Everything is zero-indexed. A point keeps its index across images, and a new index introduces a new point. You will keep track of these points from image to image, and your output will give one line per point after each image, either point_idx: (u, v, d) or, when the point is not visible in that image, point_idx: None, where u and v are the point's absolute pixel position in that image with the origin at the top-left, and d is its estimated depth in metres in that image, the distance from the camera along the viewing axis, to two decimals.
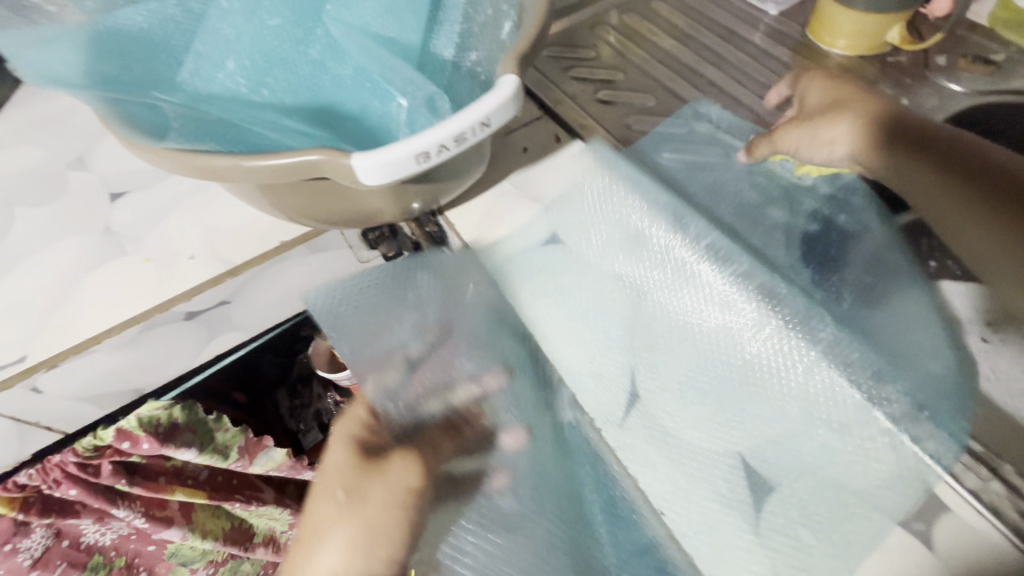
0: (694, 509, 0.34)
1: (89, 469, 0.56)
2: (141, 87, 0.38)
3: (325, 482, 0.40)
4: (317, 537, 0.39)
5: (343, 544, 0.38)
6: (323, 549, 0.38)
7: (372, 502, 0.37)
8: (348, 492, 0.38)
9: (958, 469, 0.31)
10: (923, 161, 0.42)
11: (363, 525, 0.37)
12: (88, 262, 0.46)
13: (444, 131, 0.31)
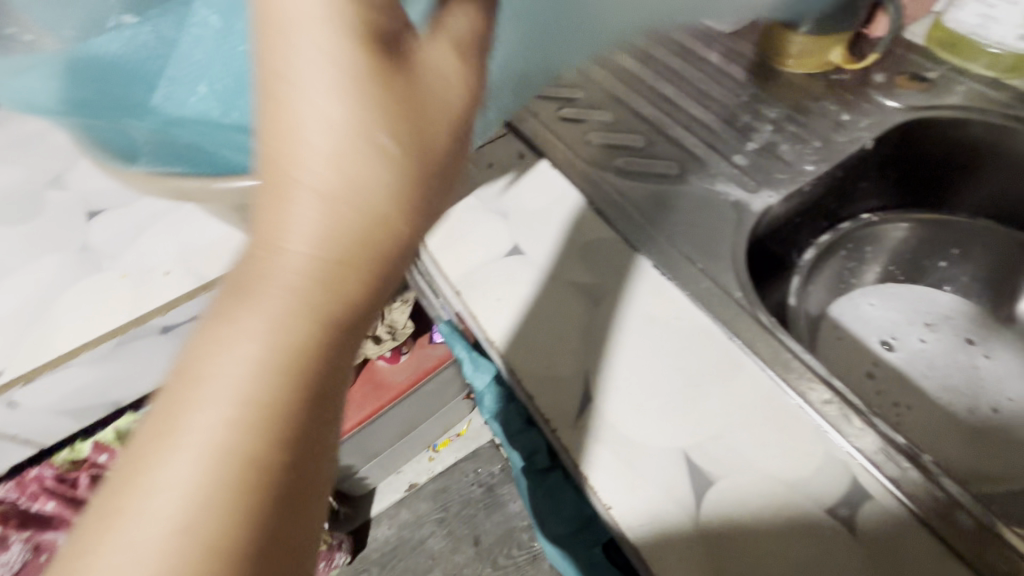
0: (644, 501, 0.35)
1: (66, 483, 0.57)
2: (115, 110, 0.41)
3: (299, 103, 0.26)
4: (275, 196, 0.26)
5: (345, 163, 0.26)
6: (290, 204, 0.26)
7: (359, 177, 0.26)
8: (343, 101, 0.26)
9: (881, 460, 0.34)
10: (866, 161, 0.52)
11: (329, 206, 0.26)
12: (64, 279, 0.47)
13: None
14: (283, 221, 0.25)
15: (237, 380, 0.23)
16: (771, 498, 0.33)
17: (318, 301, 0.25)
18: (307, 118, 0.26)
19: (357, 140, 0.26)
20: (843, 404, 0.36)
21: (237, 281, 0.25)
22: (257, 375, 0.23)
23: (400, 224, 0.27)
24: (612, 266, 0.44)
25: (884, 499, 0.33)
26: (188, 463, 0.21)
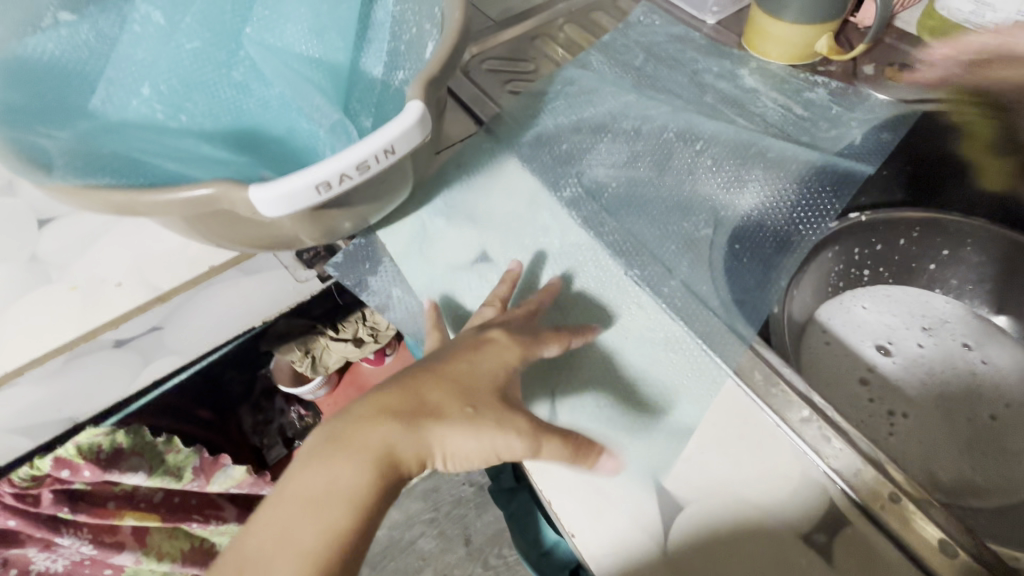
0: (606, 526, 0.34)
1: (27, 499, 0.54)
2: (46, 118, 0.37)
3: (428, 382, 0.34)
4: (370, 398, 0.34)
5: (438, 432, 0.33)
6: (378, 405, 0.33)
7: (453, 447, 0.33)
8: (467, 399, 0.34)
9: (859, 483, 0.32)
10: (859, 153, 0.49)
11: (416, 402, 0.33)
12: (12, 291, 0.44)
13: (346, 159, 0.31)
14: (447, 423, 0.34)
15: (342, 486, 0.31)
16: (745, 525, 0.32)
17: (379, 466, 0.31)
18: (414, 382, 0.34)
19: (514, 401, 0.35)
20: (823, 423, 0.34)
21: (335, 430, 0.33)
22: (325, 499, 0.31)
23: (464, 417, 0.33)
24: (584, 272, 0.42)
25: (859, 524, 0.31)
26: (279, 532, 0.30)
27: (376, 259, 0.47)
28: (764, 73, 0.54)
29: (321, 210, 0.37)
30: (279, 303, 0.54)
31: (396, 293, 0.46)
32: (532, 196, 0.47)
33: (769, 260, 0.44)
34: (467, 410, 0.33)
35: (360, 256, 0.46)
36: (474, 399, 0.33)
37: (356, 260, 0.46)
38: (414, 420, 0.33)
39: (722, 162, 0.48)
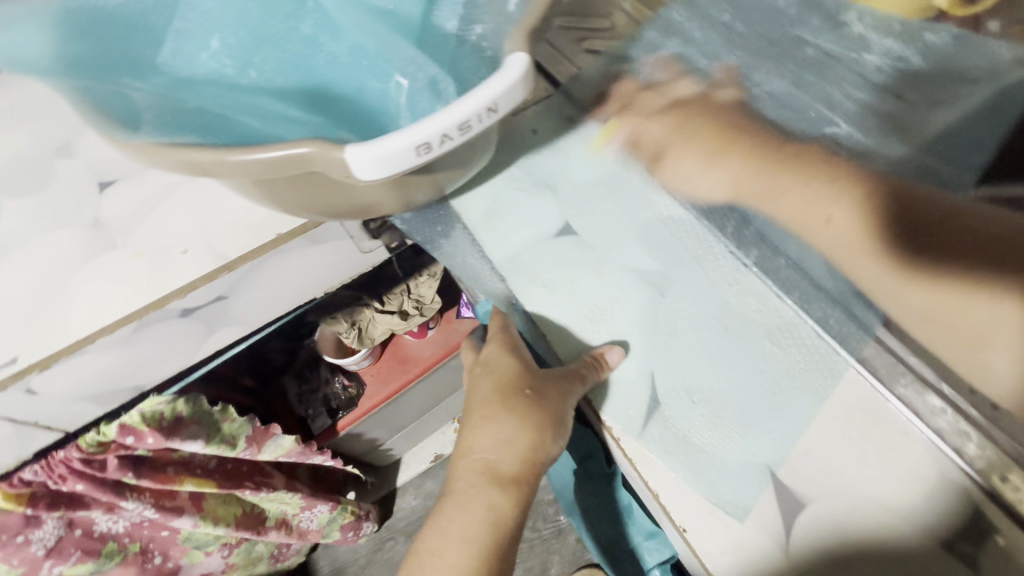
0: (728, 524, 0.34)
1: (94, 465, 0.55)
2: (117, 70, 0.35)
3: (484, 370, 0.42)
4: (468, 424, 0.41)
5: (492, 423, 0.39)
6: (478, 421, 0.40)
7: (514, 433, 0.39)
8: (707, 156, 0.42)
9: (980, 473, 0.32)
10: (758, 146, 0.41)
11: (498, 388, 0.40)
12: (78, 256, 0.43)
13: (447, 118, 0.28)
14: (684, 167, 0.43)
15: (474, 478, 0.39)
16: (879, 526, 0.32)
17: (496, 453, 0.39)
18: (482, 401, 0.41)
19: (770, 167, 0.40)
20: (960, 418, 0.34)
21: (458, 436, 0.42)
22: (475, 506, 0.39)
23: (523, 392, 0.39)
24: (675, 248, 0.42)
25: (1008, 531, 0.31)
26: (461, 531, 0.39)
27: (451, 224, 0.44)
28: (868, 31, 0.49)
29: (407, 177, 0.35)
30: (341, 276, 0.52)
31: (471, 259, 0.43)
32: (613, 168, 0.45)
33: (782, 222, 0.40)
34: (522, 389, 0.39)
35: (437, 220, 0.44)
36: (530, 378, 0.39)
37: (430, 222, 0.44)
38: (494, 407, 0.40)
39: (818, 132, 0.45)
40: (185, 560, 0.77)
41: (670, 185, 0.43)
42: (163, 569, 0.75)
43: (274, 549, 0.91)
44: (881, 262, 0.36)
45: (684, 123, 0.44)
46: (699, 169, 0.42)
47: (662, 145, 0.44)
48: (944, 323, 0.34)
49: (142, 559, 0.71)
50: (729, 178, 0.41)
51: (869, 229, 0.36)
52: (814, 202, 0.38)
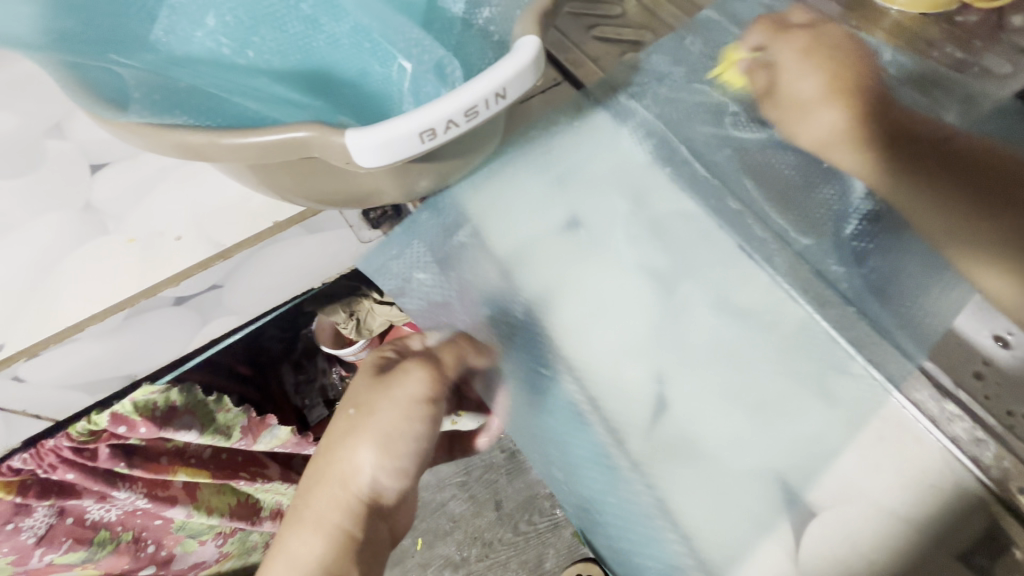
0: (740, 537, 0.33)
1: (85, 453, 0.54)
2: (107, 46, 0.33)
3: (352, 393, 0.39)
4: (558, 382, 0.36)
5: (374, 451, 0.37)
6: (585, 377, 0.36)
7: (358, 463, 0.37)
8: (823, 90, 0.42)
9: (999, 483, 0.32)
10: (865, 84, 0.42)
11: (357, 426, 0.37)
12: (66, 241, 0.42)
13: (455, 103, 0.27)
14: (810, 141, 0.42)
15: (315, 504, 0.38)
16: (887, 537, 0.32)
17: (338, 490, 0.37)
18: (356, 428, 0.37)
19: (850, 99, 0.41)
20: (978, 426, 0.34)
21: (316, 460, 0.39)
22: (305, 535, 0.38)
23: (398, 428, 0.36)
24: (687, 248, 0.41)
25: (1020, 540, 0.31)
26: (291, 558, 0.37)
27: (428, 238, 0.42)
28: (887, 24, 0.48)
29: (409, 165, 0.34)
30: (340, 266, 0.51)
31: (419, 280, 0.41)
32: (622, 161, 0.44)
33: (818, 145, 0.42)
34: (355, 407, 0.37)
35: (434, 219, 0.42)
36: (372, 410, 0.37)
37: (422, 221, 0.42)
38: (336, 436, 0.38)
39: None
40: (179, 548, 0.76)
41: (772, 118, 0.44)
42: (158, 556, 0.74)
43: (269, 539, 0.89)
44: (901, 179, 0.39)
45: (809, 55, 0.43)
46: (810, 101, 0.43)
47: (776, 88, 0.44)
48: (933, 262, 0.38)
49: (134, 547, 0.70)
50: (831, 124, 0.41)
51: (886, 154, 0.40)
52: (833, 142, 0.41)
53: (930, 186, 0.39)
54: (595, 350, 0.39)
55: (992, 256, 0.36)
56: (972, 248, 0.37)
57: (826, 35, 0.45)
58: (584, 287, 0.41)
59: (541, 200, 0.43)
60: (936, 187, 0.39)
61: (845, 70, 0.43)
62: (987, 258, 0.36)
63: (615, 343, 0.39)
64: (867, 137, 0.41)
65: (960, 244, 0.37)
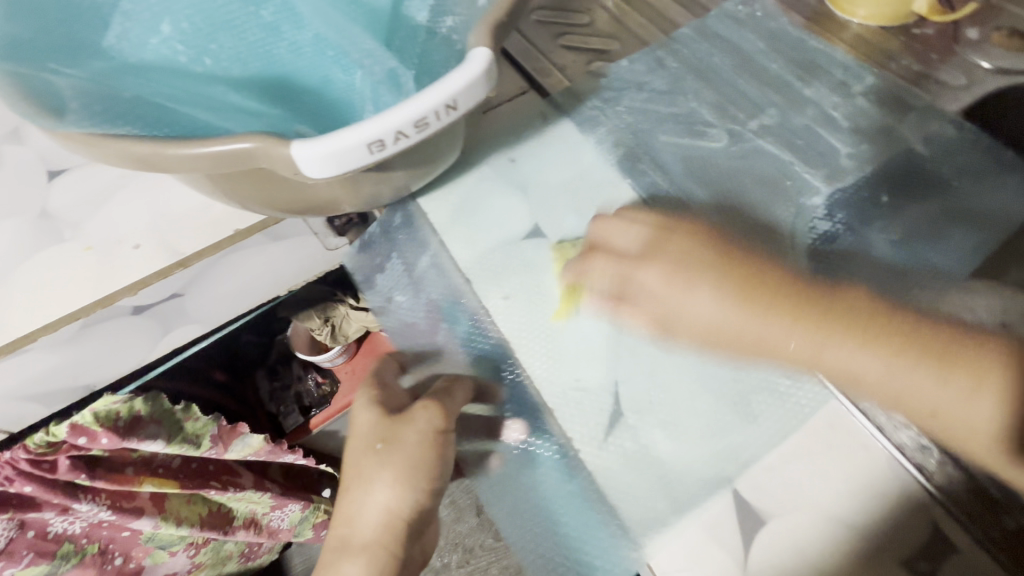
0: (685, 539, 0.33)
1: (43, 466, 0.52)
2: (56, 54, 0.32)
3: (364, 424, 0.38)
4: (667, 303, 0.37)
5: (390, 483, 0.36)
6: (688, 298, 0.36)
7: (375, 496, 0.36)
8: (723, 300, 0.35)
9: (956, 492, 0.32)
10: (671, 226, 0.39)
11: (380, 456, 0.36)
12: (21, 250, 0.41)
13: (401, 114, 0.27)
14: (690, 322, 0.36)
15: (354, 537, 0.37)
16: (840, 545, 0.31)
17: (374, 517, 0.37)
18: (387, 466, 0.36)
19: (663, 236, 0.38)
20: (924, 433, 0.33)
21: (347, 479, 0.38)
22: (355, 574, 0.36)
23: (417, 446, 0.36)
24: None
25: (966, 548, 0.31)
26: None
27: (394, 241, 0.45)
28: (847, 36, 0.49)
29: (364, 174, 0.33)
30: (307, 273, 0.51)
31: (380, 277, 0.45)
32: (586, 170, 0.45)
33: (706, 331, 0.36)
34: (376, 443, 0.37)
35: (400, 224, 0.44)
36: (385, 436, 0.36)
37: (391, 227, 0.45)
38: (360, 467, 0.37)
39: (795, 138, 0.45)
40: (148, 559, 0.74)
41: (591, 294, 0.40)
42: (126, 569, 0.73)
43: (244, 548, 0.88)
44: (802, 335, 0.33)
45: (656, 233, 0.39)
46: (634, 253, 0.38)
47: (598, 248, 0.40)
48: (905, 402, 0.32)
49: (101, 559, 0.68)
50: (712, 308, 0.35)
51: (799, 315, 0.33)
52: (688, 288, 0.36)
53: (855, 340, 0.32)
54: (550, 356, 0.40)
55: (952, 378, 0.30)
56: (940, 390, 0.31)
57: (741, 160, 0.44)
58: (546, 293, 0.42)
59: (503, 207, 0.44)
60: (858, 377, 0.32)
61: (679, 230, 0.39)
62: (938, 408, 0.31)
63: (570, 348, 0.40)
64: (808, 343, 0.33)
65: (909, 399, 0.31)
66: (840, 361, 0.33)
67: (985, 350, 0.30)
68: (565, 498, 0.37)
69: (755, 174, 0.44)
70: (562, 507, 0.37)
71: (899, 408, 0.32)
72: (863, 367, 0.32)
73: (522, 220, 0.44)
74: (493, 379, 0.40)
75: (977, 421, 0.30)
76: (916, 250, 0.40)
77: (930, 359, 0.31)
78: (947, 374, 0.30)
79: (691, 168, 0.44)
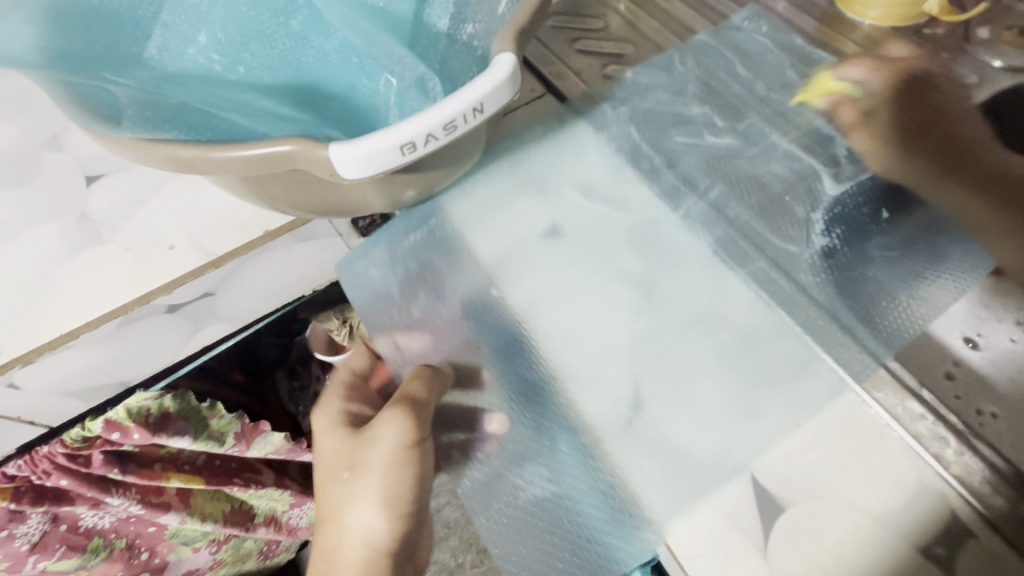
0: (706, 530, 0.34)
1: (79, 460, 0.55)
2: (101, 64, 0.34)
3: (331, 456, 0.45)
4: (896, 189, 0.42)
5: (367, 509, 0.42)
6: (898, 157, 0.43)
7: (354, 523, 0.43)
8: (958, 154, 0.43)
9: (971, 481, 0.33)
10: (897, 101, 0.46)
11: (355, 490, 0.42)
12: (62, 251, 0.43)
13: (433, 117, 0.28)
14: (917, 170, 0.43)
15: (343, 557, 0.44)
16: (857, 532, 0.32)
17: (359, 541, 0.43)
18: (357, 486, 0.42)
19: (916, 117, 0.45)
20: (938, 424, 0.35)
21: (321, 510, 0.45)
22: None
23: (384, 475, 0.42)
24: (665, 256, 0.43)
25: (983, 533, 0.32)
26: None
27: (392, 238, 0.46)
28: (858, 37, 0.50)
29: (393, 174, 0.35)
30: (331, 273, 0.52)
31: (370, 273, 0.45)
32: (604, 170, 0.46)
33: (926, 188, 0.42)
34: (342, 473, 0.43)
35: (400, 221, 0.46)
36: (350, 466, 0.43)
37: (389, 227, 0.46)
38: (336, 499, 0.43)
39: (809, 136, 0.46)
40: (173, 555, 0.76)
41: (847, 129, 0.45)
42: (152, 563, 0.75)
43: (264, 546, 0.89)
44: (988, 198, 0.42)
45: (865, 119, 0.45)
46: (879, 133, 0.44)
47: (875, 113, 0.45)
48: (992, 237, 0.40)
49: (128, 554, 0.70)
50: (959, 195, 0.42)
51: (964, 154, 0.43)
52: (946, 155, 0.43)
53: (1002, 211, 0.41)
54: (570, 351, 0.41)
55: (997, 235, 0.40)
56: (999, 236, 0.40)
57: (820, 111, 0.46)
58: (566, 290, 0.43)
59: (521, 208, 0.45)
60: (1018, 208, 0.41)
61: (894, 107, 0.46)
62: (1020, 244, 0.39)
63: (590, 345, 0.41)
64: (995, 181, 0.42)
65: (1006, 232, 0.40)
66: (1002, 214, 0.41)
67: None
68: (580, 492, 0.37)
69: (770, 172, 0.45)
70: (579, 498, 0.37)
71: (999, 252, 0.39)
72: None
73: (541, 219, 0.45)
74: (503, 369, 0.42)
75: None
76: (930, 245, 0.40)
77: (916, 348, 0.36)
78: (1019, 231, 0.40)
79: (707, 167, 0.46)
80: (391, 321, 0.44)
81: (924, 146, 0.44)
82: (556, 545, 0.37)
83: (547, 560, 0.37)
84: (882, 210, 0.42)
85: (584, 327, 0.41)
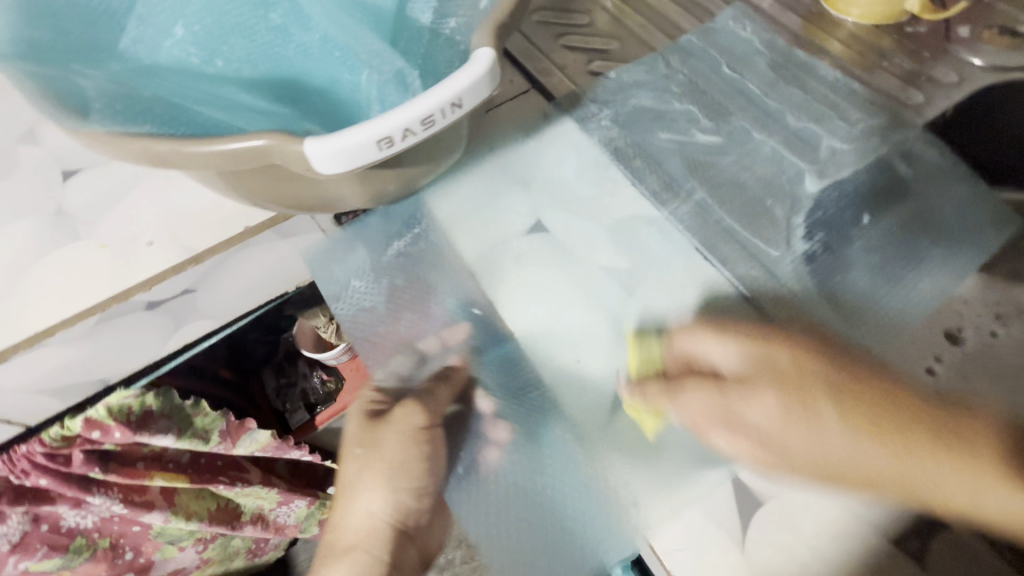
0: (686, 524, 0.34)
1: (59, 459, 0.54)
2: (74, 57, 0.33)
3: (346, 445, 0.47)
4: (731, 409, 0.36)
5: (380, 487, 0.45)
6: (751, 400, 0.36)
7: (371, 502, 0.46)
8: (773, 412, 0.36)
9: None
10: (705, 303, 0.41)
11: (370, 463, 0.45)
12: (37, 247, 0.42)
13: (410, 112, 0.28)
14: (743, 423, 0.36)
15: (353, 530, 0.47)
16: (833, 525, 0.32)
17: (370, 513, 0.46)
18: (369, 461, 0.45)
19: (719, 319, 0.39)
20: None
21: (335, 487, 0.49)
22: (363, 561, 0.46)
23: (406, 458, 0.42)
24: (647, 252, 0.43)
25: (954, 526, 0.32)
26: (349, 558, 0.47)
27: (375, 246, 0.45)
28: (842, 34, 0.50)
29: (373, 169, 0.34)
30: (315, 269, 0.52)
31: (353, 284, 0.44)
32: (588, 167, 0.46)
33: (774, 443, 0.35)
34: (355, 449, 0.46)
35: (383, 229, 0.46)
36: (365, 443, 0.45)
37: (371, 232, 0.46)
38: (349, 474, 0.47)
39: (791, 133, 0.46)
40: (158, 555, 0.76)
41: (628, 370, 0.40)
42: (136, 563, 0.74)
43: (251, 544, 0.89)
44: (881, 447, 0.33)
45: (706, 323, 0.39)
46: (730, 371, 0.38)
47: (725, 373, 0.38)
48: (915, 489, 0.32)
49: (112, 554, 0.70)
50: (772, 413, 0.36)
51: (871, 426, 0.34)
52: (767, 370, 0.37)
53: (889, 426, 0.34)
54: (553, 345, 0.41)
55: (958, 469, 0.32)
56: (960, 477, 0.32)
57: (801, 108, 0.47)
58: (550, 285, 0.43)
59: (504, 204, 0.45)
60: (874, 475, 0.33)
61: (805, 319, 0.39)
62: (925, 487, 0.32)
63: (572, 341, 0.41)
64: (855, 454, 0.33)
65: (910, 488, 0.32)
66: (902, 439, 0.33)
67: (969, 419, 0.34)
68: (557, 472, 0.38)
69: (753, 170, 0.45)
70: (556, 480, 0.38)
71: (906, 495, 0.32)
72: (890, 471, 0.33)
73: (523, 214, 0.45)
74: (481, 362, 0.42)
75: (998, 509, 0.31)
76: (907, 243, 0.41)
77: (941, 453, 0.32)
78: (949, 450, 0.33)
79: (691, 164, 0.46)
80: (378, 337, 0.42)
81: (830, 354, 0.37)
82: (533, 522, 0.37)
83: (524, 540, 0.37)
84: (861, 208, 0.42)
85: (566, 323, 0.41)
